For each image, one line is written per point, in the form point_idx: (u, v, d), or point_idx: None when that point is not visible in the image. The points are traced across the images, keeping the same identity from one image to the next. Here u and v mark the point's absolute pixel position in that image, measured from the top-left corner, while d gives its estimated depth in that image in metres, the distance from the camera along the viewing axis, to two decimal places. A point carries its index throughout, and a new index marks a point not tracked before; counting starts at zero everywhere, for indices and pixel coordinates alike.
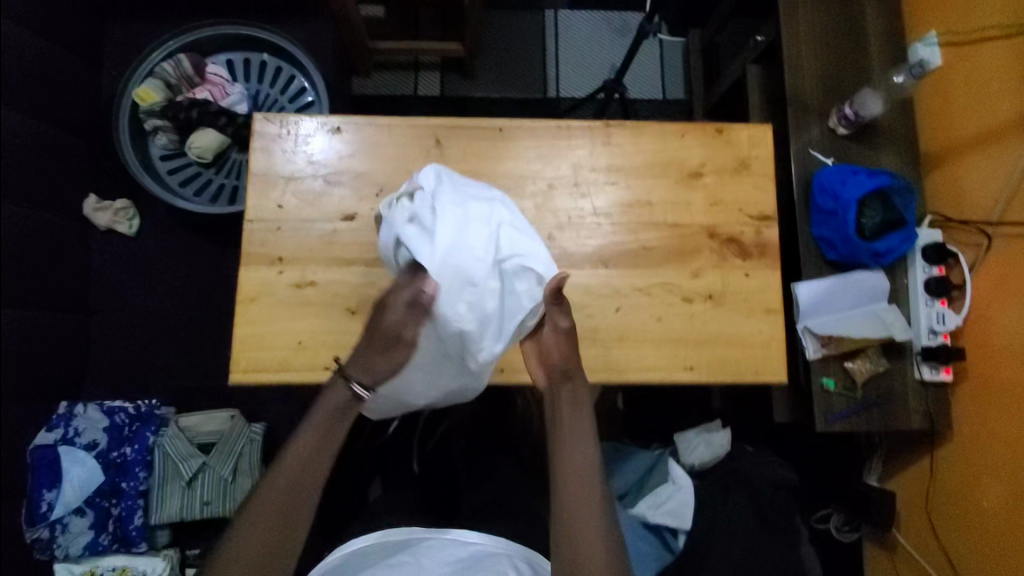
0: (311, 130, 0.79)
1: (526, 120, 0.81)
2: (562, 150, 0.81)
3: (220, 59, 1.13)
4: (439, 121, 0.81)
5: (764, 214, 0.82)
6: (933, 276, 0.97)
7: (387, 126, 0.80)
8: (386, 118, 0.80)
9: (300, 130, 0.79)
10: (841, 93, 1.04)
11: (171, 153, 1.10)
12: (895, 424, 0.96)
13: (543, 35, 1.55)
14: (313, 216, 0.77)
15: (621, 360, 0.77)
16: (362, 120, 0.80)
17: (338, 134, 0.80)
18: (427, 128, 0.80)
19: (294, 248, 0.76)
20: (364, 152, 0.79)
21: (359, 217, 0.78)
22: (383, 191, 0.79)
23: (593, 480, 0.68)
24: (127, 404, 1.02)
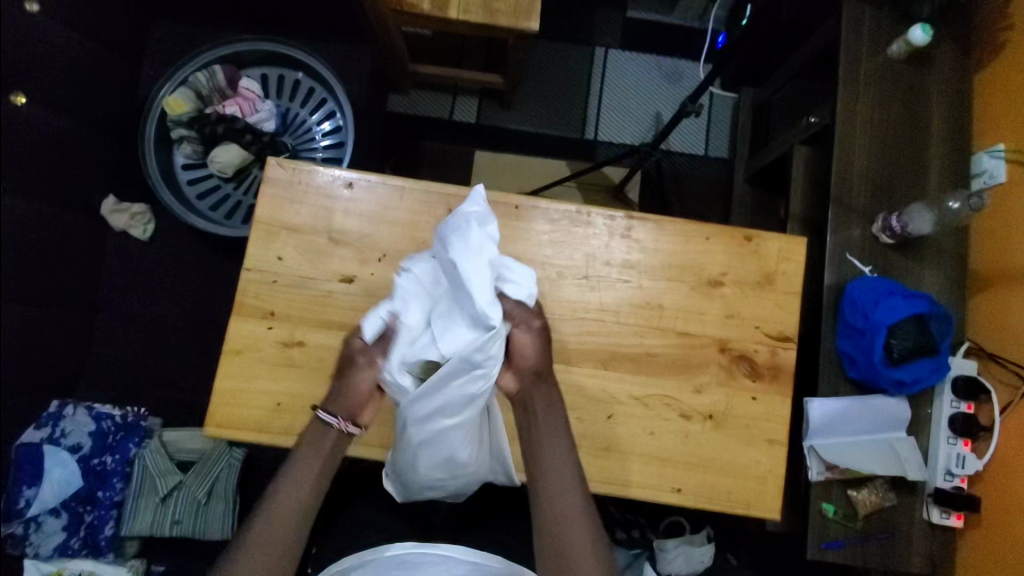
0: (322, 183, 0.77)
1: (545, 200, 0.77)
2: (577, 237, 0.77)
3: (255, 73, 1.12)
4: (455, 190, 0.77)
5: (783, 334, 0.77)
6: (962, 412, 0.91)
7: (401, 188, 0.77)
8: (401, 180, 0.77)
9: (312, 181, 0.77)
10: (891, 198, 0.97)
11: (193, 163, 1.11)
12: (893, 563, 0.91)
13: (589, 73, 1.49)
14: (312, 273, 0.75)
15: (605, 471, 0.73)
16: (377, 179, 0.77)
17: (350, 190, 0.77)
18: (442, 196, 0.77)
19: (287, 304, 0.74)
20: (372, 212, 0.77)
21: (357, 281, 0.75)
22: (385, 256, 0.76)
23: (574, 497, 0.67)
24: (115, 411, 1.04)
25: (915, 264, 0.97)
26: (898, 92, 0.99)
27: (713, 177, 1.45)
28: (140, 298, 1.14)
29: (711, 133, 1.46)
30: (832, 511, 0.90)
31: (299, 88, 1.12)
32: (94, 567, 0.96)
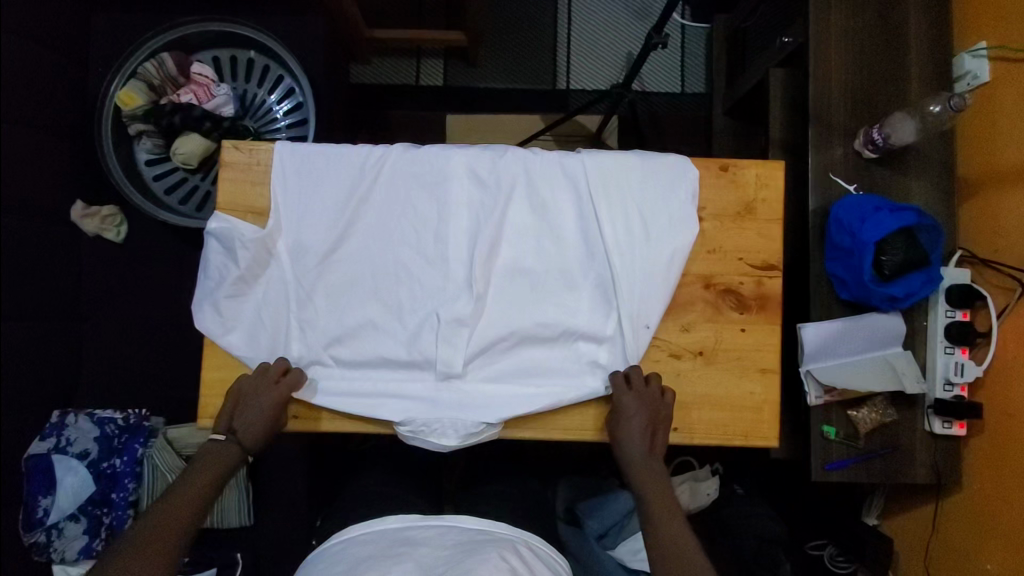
0: (278, 160, 0.76)
1: (498, 156, 0.77)
2: (532, 189, 0.76)
3: (207, 57, 1.10)
4: (404, 154, 0.77)
5: (768, 263, 0.75)
6: (957, 321, 0.90)
7: (348, 163, 0.77)
8: (348, 152, 0.77)
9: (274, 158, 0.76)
10: (872, 112, 0.94)
11: (156, 158, 1.08)
12: (897, 476, 0.92)
13: (554, 19, 1.43)
14: (251, 302, 0.74)
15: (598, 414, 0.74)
16: (326, 156, 0.77)
17: (299, 166, 0.76)
18: (392, 164, 0.77)
19: (252, 289, 0.75)
20: (321, 189, 0.76)
21: (318, 258, 0.75)
22: (343, 237, 0.76)
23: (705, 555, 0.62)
24: (116, 414, 1.05)
25: (902, 177, 0.94)
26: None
27: (692, 113, 1.40)
28: (125, 303, 1.13)
29: (685, 69, 1.42)
30: (833, 433, 0.91)
31: (254, 67, 1.10)
32: None
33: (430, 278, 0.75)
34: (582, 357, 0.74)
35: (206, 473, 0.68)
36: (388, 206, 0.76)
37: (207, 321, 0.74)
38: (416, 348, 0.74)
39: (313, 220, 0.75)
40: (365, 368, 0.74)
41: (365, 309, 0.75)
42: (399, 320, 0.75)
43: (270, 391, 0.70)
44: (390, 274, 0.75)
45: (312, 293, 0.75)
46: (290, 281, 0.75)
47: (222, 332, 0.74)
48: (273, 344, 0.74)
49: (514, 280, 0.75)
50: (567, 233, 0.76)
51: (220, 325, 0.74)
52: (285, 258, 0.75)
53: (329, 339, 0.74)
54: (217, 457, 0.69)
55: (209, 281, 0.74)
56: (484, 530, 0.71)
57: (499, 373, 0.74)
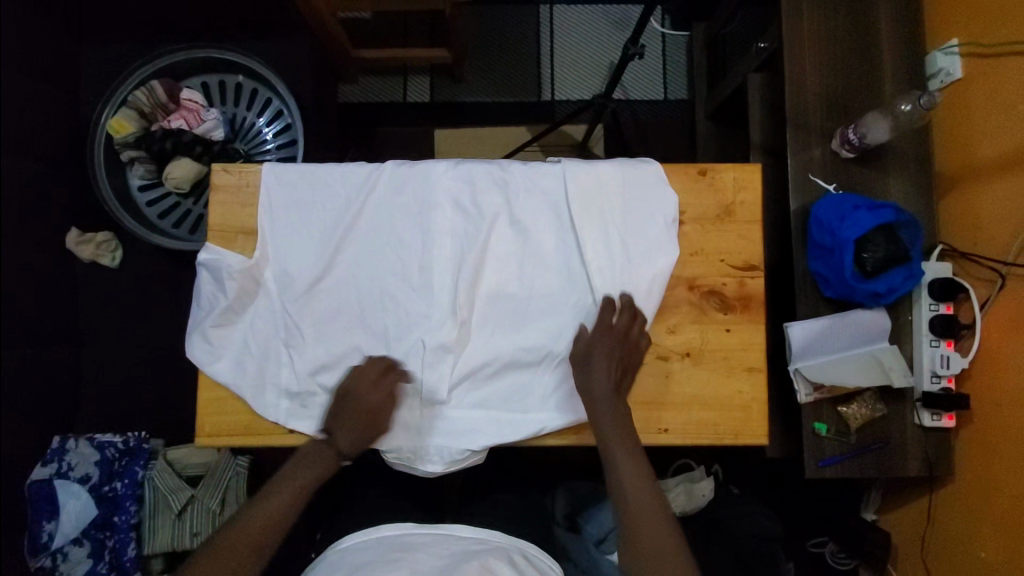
0: (266, 188, 0.78)
1: (480, 181, 0.79)
2: (513, 212, 0.78)
3: (196, 82, 1.12)
4: (389, 181, 0.79)
5: (749, 264, 0.77)
6: (940, 314, 0.91)
7: (335, 191, 0.79)
8: (334, 180, 0.79)
9: (261, 187, 0.78)
10: (847, 112, 0.96)
11: (149, 184, 1.09)
12: (890, 470, 0.93)
13: (537, 32, 1.46)
14: (240, 330, 0.76)
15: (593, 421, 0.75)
16: (313, 184, 0.78)
17: (286, 195, 0.78)
18: (376, 192, 0.78)
19: (241, 317, 0.76)
20: (307, 217, 0.78)
21: (305, 286, 0.77)
22: (329, 266, 0.77)
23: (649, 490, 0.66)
24: (116, 437, 1.05)
25: (881, 175, 0.96)
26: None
27: (676, 119, 1.43)
28: (122, 327, 1.15)
29: (667, 76, 1.44)
30: (824, 430, 0.92)
31: (242, 91, 1.13)
32: None
33: (416, 305, 0.77)
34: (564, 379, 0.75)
35: (309, 477, 0.69)
36: (373, 232, 0.78)
37: (197, 351, 0.75)
38: (402, 374, 0.75)
39: (299, 251, 0.77)
40: None
41: (352, 337, 0.77)
42: (385, 347, 0.76)
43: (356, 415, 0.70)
44: (377, 301, 0.77)
45: (299, 323, 0.76)
46: (279, 311, 0.76)
47: (211, 361, 0.75)
48: (260, 373, 0.75)
49: (497, 305, 0.77)
50: (549, 258, 0.78)
51: (208, 353, 0.75)
52: (272, 287, 0.77)
53: (316, 367, 0.76)
54: (333, 460, 0.70)
55: (200, 310, 0.76)
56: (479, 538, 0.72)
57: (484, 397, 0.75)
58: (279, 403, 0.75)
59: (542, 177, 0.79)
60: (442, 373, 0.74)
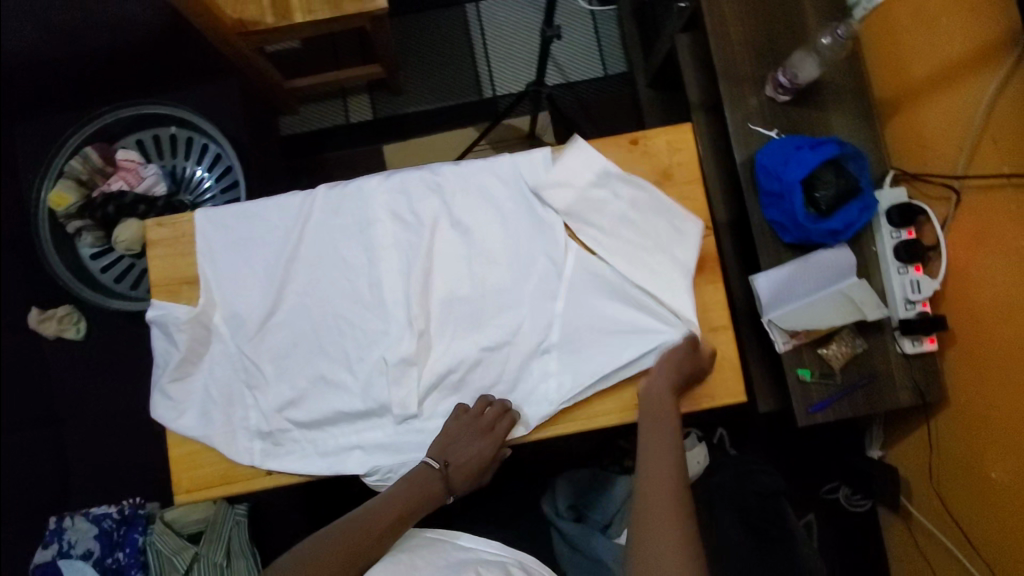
0: (205, 231, 0.77)
1: (416, 186, 0.78)
2: (455, 212, 0.77)
3: (130, 140, 1.11)
4: (325, 202, 0.77)
5: (696, 224, 0.76)
6: (903, 240, 0.90)
7: (272, 223, 0.77)
8: (271, 211, 0.77)
9: (199, 231, 0.77)
10: (776, 56, 0.95)
11: (100, 250, 1.08)
12: (883, 404, 0.91)
13: (467, 32, 1.45)
14: (199, 377, 0.75)
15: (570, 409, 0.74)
16: (249, 219, 0.77)
17: (226, 234, 0.77)
18: (314, 216, 0.77)
19: (200, 365, 0.76)
20: (249, 254, 0.77)
21: (259, 324, 0.76)
22: (278, 299, 0.76)
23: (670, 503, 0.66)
24: (111, 508, 1.03)
25: (821, 112, 0.95)
26: None
27: (618, 94, 1.42)
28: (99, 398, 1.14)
29: (603, 53, 1.43)
30: (808, 375, 0.90)
31: (177, 141, 1.12)
32: None
33: (371, 323, 0.76)
34: (529, 373, 0.74)
35: (395, 505, 0.69)
36: (317, 257, 0.77)
37: (160, 408, 0.74)
38: (369, 394, 0.74)
39: (248, 289, 0.76)
40: (323, 424, 0.75)
41: (314, 366, 0.76)
42: (348, 371, 0.75)
43: (484, 437, 0.70)
44: (333, 326, 0.76)
45: (258, 362, 0.75)
46: (237, 355, 0.76)
47: (174, 414, 0.74)
48: (226, 419, 0.74)
49: (452, 309, 0.76)
50: (497, 254, 0.76)
51: (170, 407, 0.74)
52: (225, 330, 0.76)
53: (282, 403, 0.75)
54: (423, 485, 0.70)
55: (156, 365, 0.75)
56: (467, 546, 0.72)
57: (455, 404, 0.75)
58: (250, 446, 0.74)
59: (477, 173, 0.77)
60: (408, 387, 0.73)
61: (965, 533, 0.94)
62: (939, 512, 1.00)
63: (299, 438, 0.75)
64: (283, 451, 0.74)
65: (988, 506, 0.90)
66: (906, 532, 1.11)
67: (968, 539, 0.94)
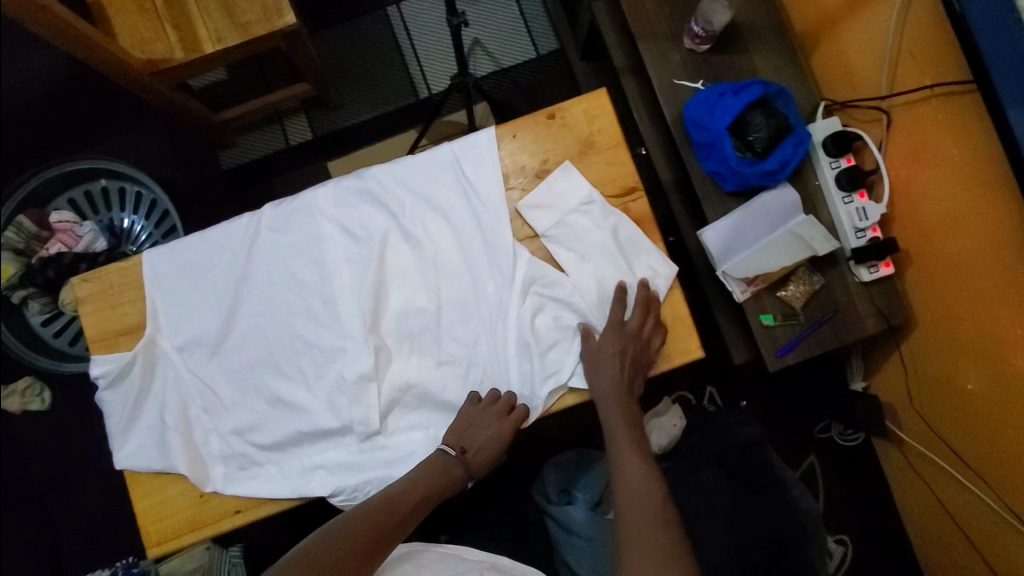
0: (155, 260, 0.75)
1: (358, 192, 0.75)
2: (397, 212, 0.75)
3: (62, 201, 1.09)
4: (270, 219, 0.75)
5: (627, 187, 0.75)
6: (843, 169, 0.89)
7: (219, 248, 0.75)
8: (217, 235, 0.76)
9: (148, 261, 0.75)
10: (689, 6, 0.94)
11: (50, 316, 1.05)
12: (850, 336, 0.91)
13: (393, 35, 1.43)
14: (157, 412, 0.74)
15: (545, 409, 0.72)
16: (196, 246, 0.76)
17: (174, 261, 0.75)
18: (260, 236, 0.75)
19: (157, 399, 0.75)
20: (196, 282, 0.75)
21: (214, 354, 0.74)
22: (229, 327, 0.74)
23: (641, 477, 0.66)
24: (104, 572, 1.02)
25: (743, 55, 0.93)
26: None
27: (554, 72, 1.40)
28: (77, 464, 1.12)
29: (532, 33, 1.41)
30: (771, 319, 0.90)
31: (110, 194, 1.10)
32: None
33: (327, 342, 0.73)
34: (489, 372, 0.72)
35: (421, 487, 0.67)
36: (265, 278, 0.75)
37: (119, 444, 0.74)
38: (331, 412, 0.72)
39: (198, 319, 0.75)
40: (286, 448, 0.73)
41: (272, 391, 0.74)
42: (306, 394, 0.73)
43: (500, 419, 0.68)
44: (287, 348, 0.74)
45: (216, 389, 0.74)
46: (195, 382, 0.75)
47: (131, 451, 0.73)
48: (187, 449, 0.73)
49: (407, 322, 0.73)
50: (447, 258, 0.74)
51: (129, 437, 0.74)
52: (180, 361, 0.75)
53: (244, 431, 0.74)
54: (443, 471, 0.68)
55: (111, 402, 0.74)
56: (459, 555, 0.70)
57: (419, 413, 0.73)
58: (214, 471, 0.74)
59: (425, 174, 0.75)
60: (368, 404, 0.71)
61: (955, 450, 0.94)
62: (928, 433, 1.00)
63: (262, 464, 0.73)
64: (248, 473, 0.73)
65: (971, 420, 0.89)
66: (902, 458, 1.11)
67: (958, 456, 0.94)
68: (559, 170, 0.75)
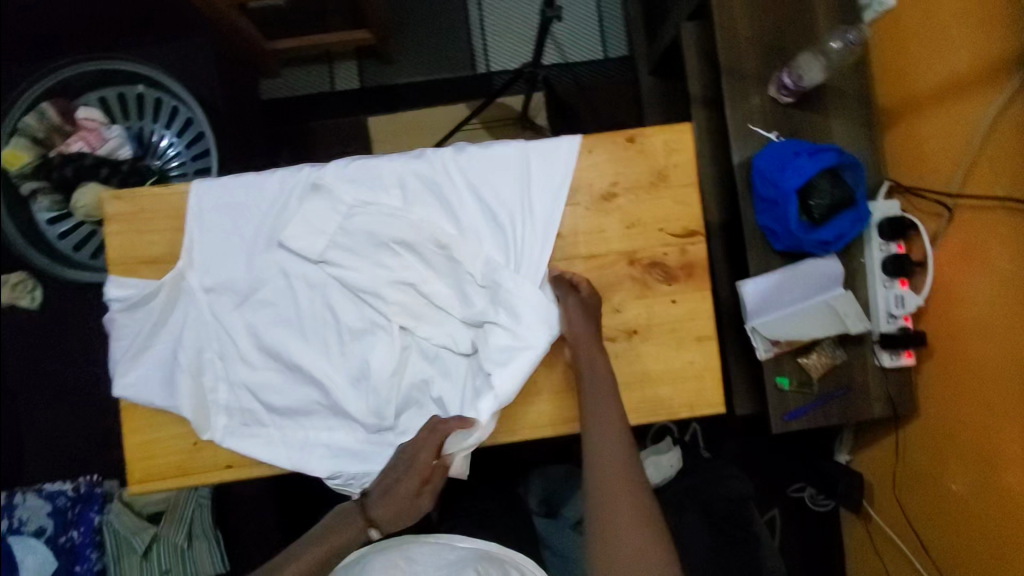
0: (205, 188, 0.72)
1: (426, 177, 0.73)
2: (458, 207, 0.72)
3: (92, 98, 1.03)
4: (330, 179, 0.72)
5: (688, 229, 0.73)
6: (892, 254, 0.90)
7: (273, 196, 0.73)
8: (274, 181, 0.73)
9: (200, 188, 0.72)
10: (782, 55, 0.92)
11: (58, 216, 1.00)
12: (857, 415, 0.92)
13: (464, 1, 1.37)
14: (170, 344, 0.72)
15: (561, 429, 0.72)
16: (251, 186, 0.73)
17: (224, 195, 0.72)
18: (316, 195, 0.72)
19: (172, 330, 0.72)
20: (241, 222, 0.72)
21: (242, 303, 0.72)
22: (262, 280, 0.72)
23: None
24: (67, 485, 1.01)
25: (822, 116, 0.92)
26: None
27: (619, 80, 1.36)
28: None
29: (605, 34, 1.37)
30: (786, 383, 0.90)
31: (145, 102, 1.04)
32: None
33: (359, 320, 0.71)
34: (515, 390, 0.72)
35: (320, 550, 0.65)
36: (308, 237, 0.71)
37: (127, 366, 0.71)
38: (346, 394, 0.71)
39: (232, 263, 0.72)
40: (292, 418, 0.72)
41: (290, 355, 0.71)
42: (322, 369, 0.71)
43: (414, 477, 0.65)
44: (317, 317, 0.72)
45: (236, 337, 0.72)
46: (214, 325, 0.72)
47: (134, 376, 0.71)
48: (193, 391, 0.70)
49: (442, 324, 0.72)
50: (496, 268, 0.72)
51: (135, 365, 0.71)
52: (204, 299, 0.72)
53: (254, 390, 0.71)
54: (341, 523, 0.66)
55: (129, 321, 0.72)
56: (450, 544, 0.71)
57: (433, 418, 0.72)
58: (214, 420, 0.71)
59: (494, 175, 0.73)
60: (386, 398, 0.70)
61: (923, 544, 0.96)
62: (899, 521, 1.02)
63: (266, 427, 0.72)
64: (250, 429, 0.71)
65: (946, 522, 0.92)
66: (865, 533, 1.14)
67: (925, 550, 0.96)
68: (628, 200, 0.73)
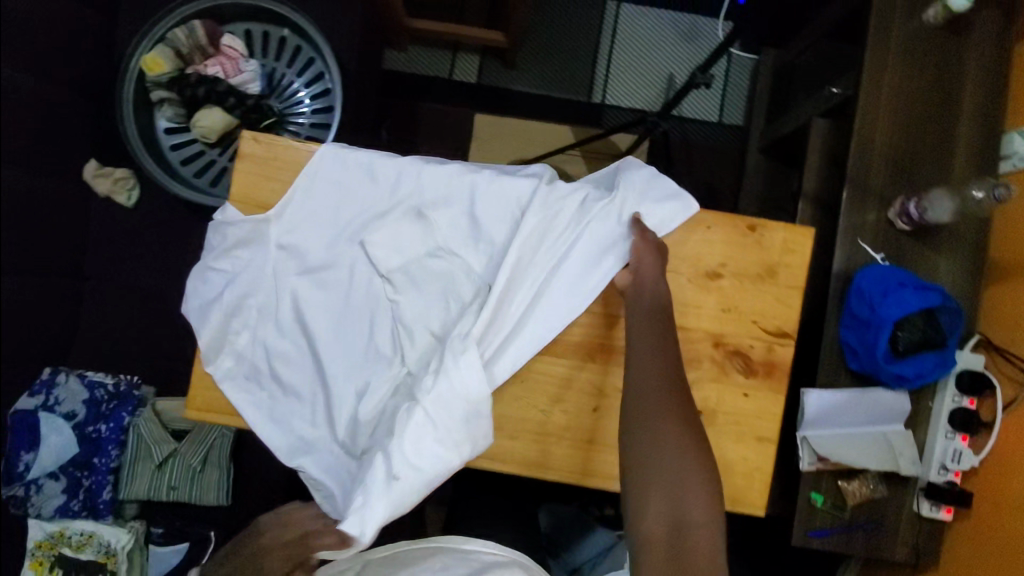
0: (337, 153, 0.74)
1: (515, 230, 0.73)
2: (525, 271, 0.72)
3: (238, 29, 1.07)
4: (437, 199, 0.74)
5: (780, 330, 0.73)
6: (963, 407, 0.88)
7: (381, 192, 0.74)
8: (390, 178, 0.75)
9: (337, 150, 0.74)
10: (910, 182, 0.91)
11: (176, 127, 1.07)
12: (880, 554, 0.91)
13: (599, 29, 1.39)
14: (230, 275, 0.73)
15: (601, 484, 0.73)
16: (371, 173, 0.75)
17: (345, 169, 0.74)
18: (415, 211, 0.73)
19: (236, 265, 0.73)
20: (343, 204, 0.74)
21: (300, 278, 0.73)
22: (329, 266, 0.73)
23: None
24: (107, 379, 1.04)
25: (931, 252, 0.91)
26: (926, 63, 0.91)
27: (725, 147, 1.36)
28: (126, 265, 1.13)
29: (724, 100, 1.38)
30: (820, 501, 0.89)
31: (285, 45, 1.07)
32: (96, 527, 0.97)
33: (386, 341, 0.71)
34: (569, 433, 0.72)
35: None
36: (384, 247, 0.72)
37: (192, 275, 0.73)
38: (339, 407, 0.70)
39: (314, 237, 0.74)
40: (286, 402, 0.72)
41: (316, 345, 0.72)
42: (332, 373, 0.71)
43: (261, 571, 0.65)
44: (354, 321, 0.73)
45: (281, 302, 0.73)
46: (269, 282, 0.73)
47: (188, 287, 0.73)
48: (222, 328, 0.72)
49: None
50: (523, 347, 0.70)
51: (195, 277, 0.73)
52: (273, 254, 0.73)
53: (271, 356, 0.73)
54: None
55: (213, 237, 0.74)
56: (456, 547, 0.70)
57: None
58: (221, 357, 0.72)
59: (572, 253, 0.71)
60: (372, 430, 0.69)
61: None
62: None
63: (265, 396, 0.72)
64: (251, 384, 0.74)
65: None
66: None
67: None
68: (731, 284, 0.73)
